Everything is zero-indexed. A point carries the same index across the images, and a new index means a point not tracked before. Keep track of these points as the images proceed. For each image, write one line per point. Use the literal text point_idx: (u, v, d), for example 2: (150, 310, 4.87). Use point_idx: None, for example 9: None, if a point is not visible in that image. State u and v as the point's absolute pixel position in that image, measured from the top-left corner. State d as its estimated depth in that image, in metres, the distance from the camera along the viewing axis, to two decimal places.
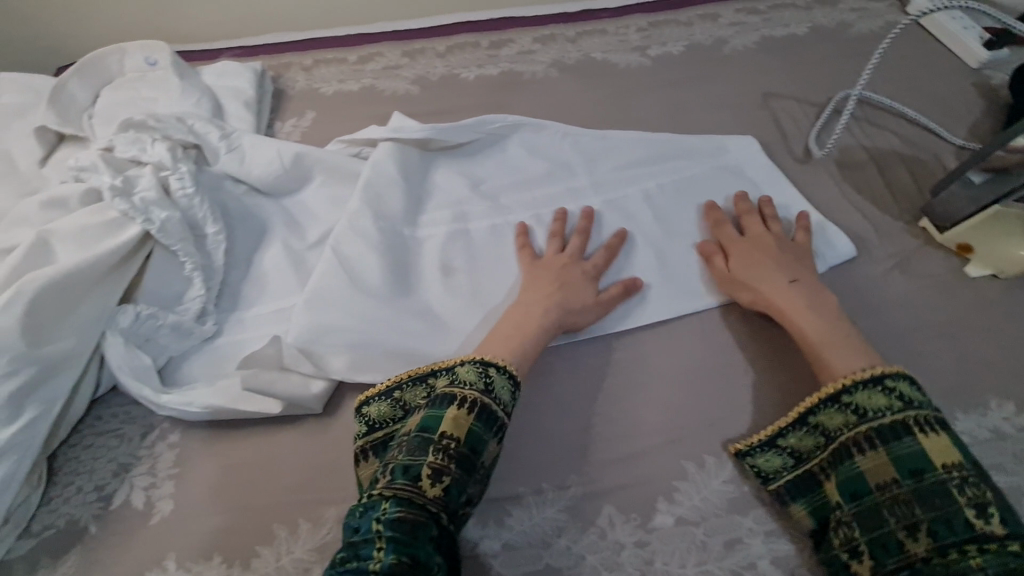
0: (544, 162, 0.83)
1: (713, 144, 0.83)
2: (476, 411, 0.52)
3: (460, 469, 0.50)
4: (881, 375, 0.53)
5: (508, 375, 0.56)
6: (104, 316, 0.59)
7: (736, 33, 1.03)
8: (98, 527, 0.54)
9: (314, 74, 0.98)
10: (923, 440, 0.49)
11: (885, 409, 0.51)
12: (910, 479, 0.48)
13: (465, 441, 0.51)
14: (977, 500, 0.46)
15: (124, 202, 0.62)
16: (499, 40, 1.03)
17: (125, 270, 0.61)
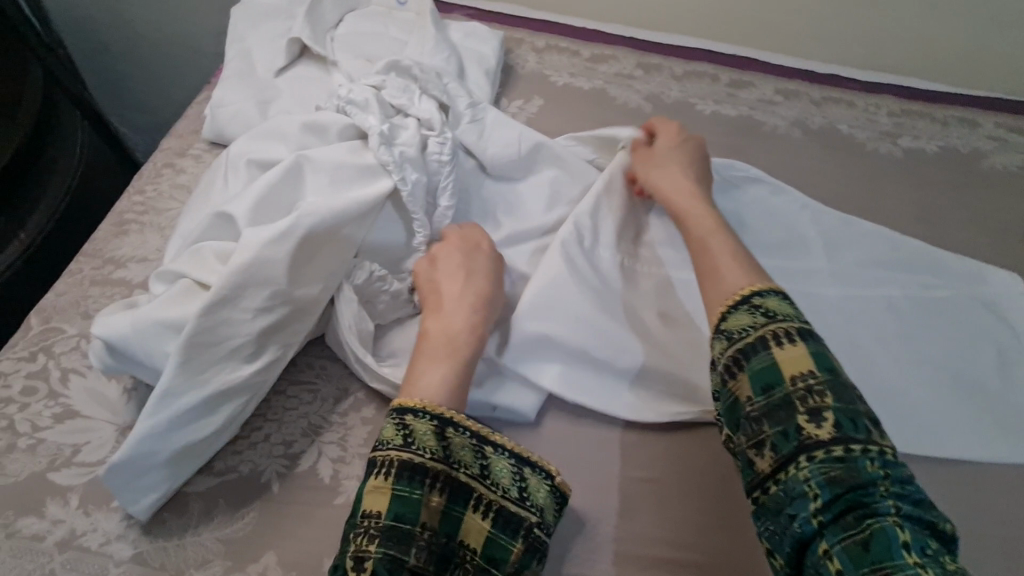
0: (781, 230, 0.75)
1: (972, 271, 0.74)
2: (389, 475, 0.43)
3: (388, 546, 0.41)
4: (751, 294, 0.51)
5: (432, 417, 0.46)
6: (345, 269, 0.53)
7: (997, 150, 0.93)
8: (280, 487, 0.49)
9: (545, 59, 0.93)
10: (776, 352, 0.48)
11: (749, 326, 0.50)
12: (761, 395, 0.47)
13: (385, 514, 0.42)
14: (814, 408, 0.45)
15: (386, 151, 0.56)
16: (739, 80, 0.96)
17: (365, 227, 0.54)
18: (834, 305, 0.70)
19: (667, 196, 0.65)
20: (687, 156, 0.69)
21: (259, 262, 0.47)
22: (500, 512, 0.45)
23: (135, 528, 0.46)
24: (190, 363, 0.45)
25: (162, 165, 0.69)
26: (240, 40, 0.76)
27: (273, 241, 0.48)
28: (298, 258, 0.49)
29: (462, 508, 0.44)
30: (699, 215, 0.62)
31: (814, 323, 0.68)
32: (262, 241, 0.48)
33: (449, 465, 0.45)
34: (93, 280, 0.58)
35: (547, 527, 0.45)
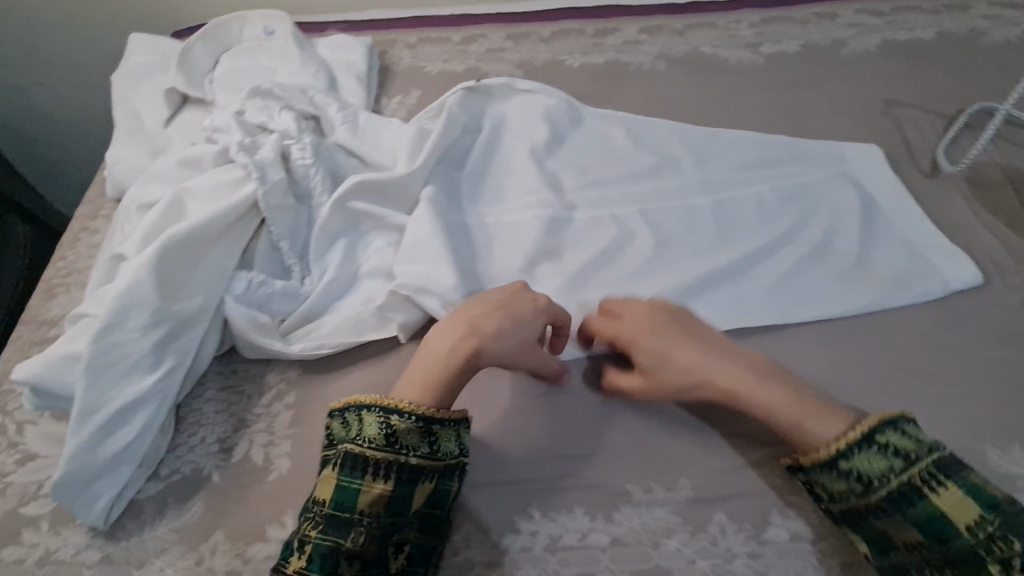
0: (647, 153, 0.82)
1: (830, 152, 0.80)
2: (337, 468, 0.50)
3: (325, 530, 0.49)
4: (870, 432, 0.50)
5: (380, 413, 0.52)
6: (223, 281, 0.60)
7: (856, 35, 0.98)
8: (220, 477, 0.56)
9: (419, 52, 0.99)
10: (936, 498, 0.47)
11: (887, 472, 0.49)
12: (936, 545, 0.47)
13: (330, 504, 0.49)
14: (1001, 556, 0.44)
15: (245, 159, 0.64)
16: (604, 29, 1.01)
17: (237, 237, 0.62)
18: (700, 209, 0.75)
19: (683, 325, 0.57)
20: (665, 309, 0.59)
21: (135, 288, 0.55)
22: (434, 480, 0.51)
23: (99, 536, 0.53)
24: (96, 384, 0.53)
25: (78, 230, 0.76)
26: (126, 102, 0.82)
27: (145, 263, 0.55)
28: (167, 277, 0.57)
29: (406, 489, 0.50)
30: (757, 391, 0.53)
31: (680, 227, 0.74)
32: (136, 269, 0.55)
33: (395, 452, 0.50)
34: (31, 341, 0.65)
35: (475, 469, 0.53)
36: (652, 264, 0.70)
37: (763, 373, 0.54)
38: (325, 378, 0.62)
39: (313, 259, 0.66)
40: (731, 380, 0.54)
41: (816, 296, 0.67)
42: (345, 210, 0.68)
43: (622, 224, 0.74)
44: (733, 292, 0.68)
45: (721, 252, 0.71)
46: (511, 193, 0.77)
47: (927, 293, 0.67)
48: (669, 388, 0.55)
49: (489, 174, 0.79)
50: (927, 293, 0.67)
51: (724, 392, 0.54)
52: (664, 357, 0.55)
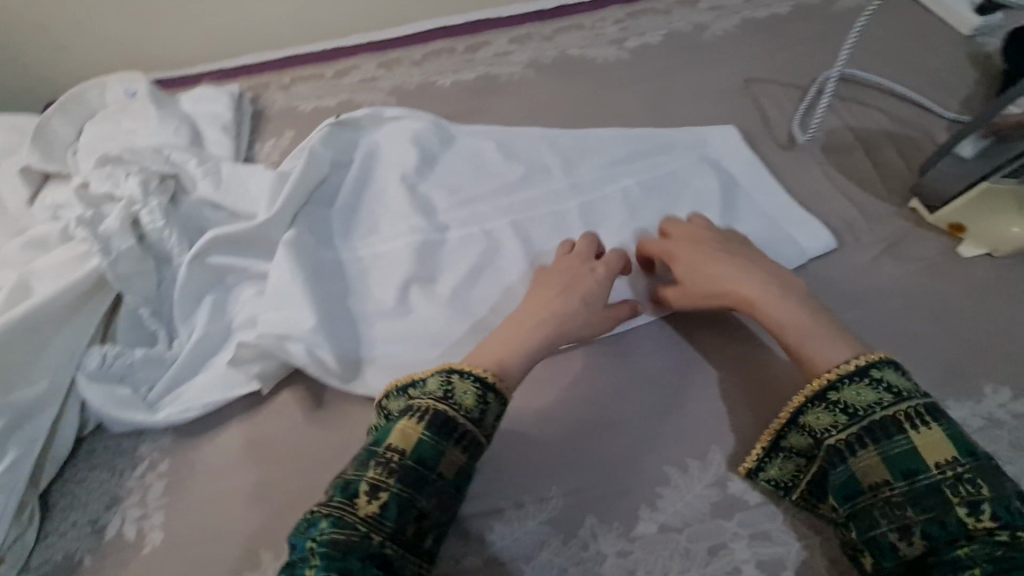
0: (517, 163, 0.83)
1: (690, 139, 0.82)
2: (425, 421, 0.52)
3: (402, 484, 0.49)
4: (867, 367, 0.51)
5: (474, 379, 0.54)
6: (75, 360, 0.60)
7: (716, 18, 1.00)
8: (92, 559, 0.55)
9: (292, 91, 0.98)
10: (914, 437, 0.48)
11: (875, 405, 0.50)
12: (901, 480, 0.47)
13: (409, 454, 0.50)
14: (973, 499, 0.44)
15: (87, 232, 0.63)
16: (474, 44, 1.02)
17: (83, 313, 0.62)
18: (569, 213, 0.77)
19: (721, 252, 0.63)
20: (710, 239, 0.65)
21: None
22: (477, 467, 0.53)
23: None
24: None
25: None
26: None
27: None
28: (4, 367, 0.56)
29: (472, 463, 0.52)
30: (777, 298, 0.58)
31: (549, 236, 0.75)
32: None
33: (471, 422, 0.53)
34: None
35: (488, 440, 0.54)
36: (521, 274, 0.71)
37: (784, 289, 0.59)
38: (199, 440, 0.62)
39: (178, 321, 0.66)
40: (754, 289, 0.60)
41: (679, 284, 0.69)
42: (206, 267, 0.68)
43: (492, 238, 0.75)
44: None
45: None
46: (383, 223, 0.78)
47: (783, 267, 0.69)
48: (696, 299, 0.62)
49: (362, 206, 0.80)
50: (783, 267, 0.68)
51: (742, 300, 0.60)
52: (692, 274, 0.63)
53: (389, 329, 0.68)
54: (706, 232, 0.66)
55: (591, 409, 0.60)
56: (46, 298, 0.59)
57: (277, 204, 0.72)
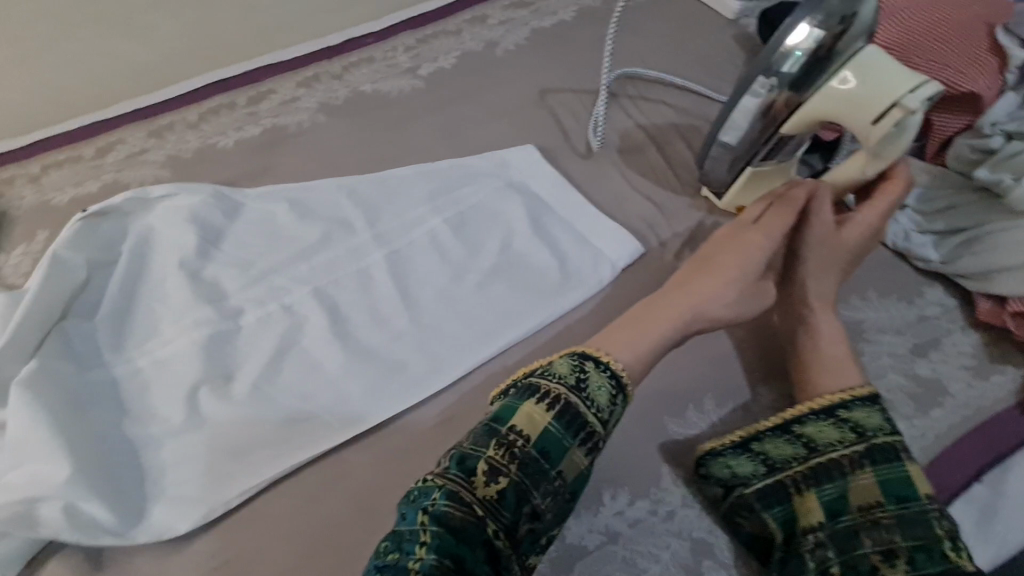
0: (314, 222, 0.76)
1: (492, 164, 0.80)
2: (555, 411, 0.48)
3: (522, 474, 0.46)
4: (870, 396, 0.53)
5: (609, 374, 0.52)
6: None
7: (506, 32, 0.99)
8: None
9: (45, 184, 0.84)
10: (851, 480, 0.49)
11: (836, 442, 0.51)
12: (829, 522, 0.49)
13: (533, 442, 0.47)
14: (890, 548, 0.46)
15: None
16: (258, 94, 0.93)
17: None
18: (374, 268, 0.71)
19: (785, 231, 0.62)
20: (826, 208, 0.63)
21: None
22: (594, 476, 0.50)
23: None
24: None
25: None
26: None
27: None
28: None
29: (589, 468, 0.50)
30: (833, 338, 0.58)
31: (354, 298, 0.69)
32: None
33: (597, 419, 0.50)
34: None
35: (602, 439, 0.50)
36: (328, 348, 0.65)
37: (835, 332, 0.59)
38: None
39: None
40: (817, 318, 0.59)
41: (493, 324, 0.66)
42: None
43: (293, 314, 0.68)
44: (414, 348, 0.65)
45: (397, 308, 0.67)
46: (163, 322, 0.68)
47: (589, 289, 0.68)
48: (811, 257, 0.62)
49: (137, 307, 0.69)
50: (589, 289, 0.68)
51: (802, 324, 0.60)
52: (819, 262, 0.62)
53: (173, 456, 0.58)
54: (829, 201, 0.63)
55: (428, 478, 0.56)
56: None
57: (12, 327, 0.60)
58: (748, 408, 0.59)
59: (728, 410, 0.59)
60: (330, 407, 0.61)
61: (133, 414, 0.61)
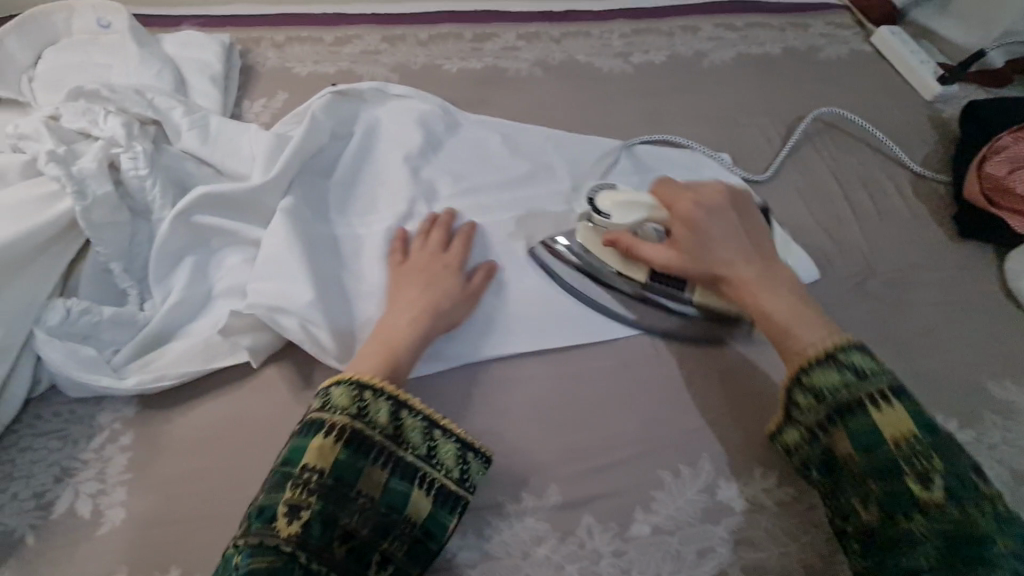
0: (522, 159, 0.82)
1: (689, 159, 0.86)
2: (341, 442, 0.49)
3: (323, 503, 0.47)
4: (835, 350, 0.53)
5: (389, 398, 0.53)
6: (32, 312, 0.53)
7: (716, 47, 1.05)
8: (35, 538, 0.49)
9: (286, 52, 0.92)
10: (876, 414, 0.49)
11: (840, 385, 0.51)
12: (862, 454, 0.49)
13: (328, 474, 0.48)
14: (924, 471, 0.46)
15: (58, 170, 0.56)
16: (483, 33, 1.01)
17: (53, 261, 0.55)
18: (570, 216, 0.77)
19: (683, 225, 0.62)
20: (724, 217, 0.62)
21: None
22: (441, 489, 0.52)
23: None
24: None
25: None
26: None
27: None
28: None
29: (439, 511, 0.51)
30: (767, 292, 0.58)
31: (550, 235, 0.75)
32: None
33: (399, 448, 0.52)
34: None
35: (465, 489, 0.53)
36: (524, 269, 0.71)
37: (774, 282, 0.58)
38: (170, 414, 0.56)
39: (154, 280, 0.60)
40: (746, 275, 0.59)
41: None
42: (192, 226, 0.62)
43: (495, 232, 0.74)
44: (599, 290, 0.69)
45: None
46: (381, 203, 0.75)
47: None
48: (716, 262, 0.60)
49: (359, 183, 0.76)
50: None
51: (738, 289, 0.59)
52: (706, 243, 0.60)
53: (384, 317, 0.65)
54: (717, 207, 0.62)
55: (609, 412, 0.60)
56: (5, 239, 0.52)
57: (274, 168, 0.67)
58: None
59: None
60: (521, 319, 0.66)
61: (340, 270, 0.67)
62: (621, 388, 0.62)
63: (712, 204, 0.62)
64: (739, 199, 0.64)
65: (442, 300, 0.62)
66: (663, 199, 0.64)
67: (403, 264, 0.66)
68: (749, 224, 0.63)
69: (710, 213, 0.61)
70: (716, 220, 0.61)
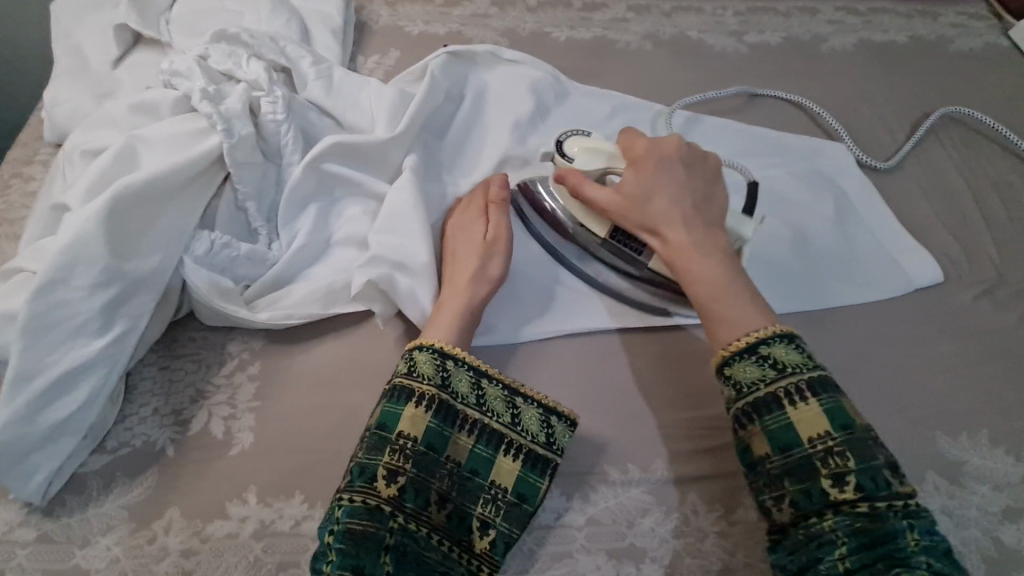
0: (630, 136, 0.81)
1: (806, 146, 0.82)
2: (431, 410, 0.51)
3: (417, 469, 0.50)
4: (757, 342, 0.50)
5: (469, 367, 0.54)
6: (183, 241, 0.55)
7: (836, 32, 0.99)
8: (176, 450, 0.52)
9: (398, 10, 0.93)
10: (791, 411, 0.48)
11: (759, 380, 0.49)
12: (779, 454, 0.47)
13: (421, 440, 0.50)
14: (839, 471, 0.46)
15: (210, 107, 0.58)
16: (592, 3, 0.98)
17: (203, 193, 0.57)
18: None
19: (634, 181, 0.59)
20: (670, 175, 0.58)
21: (78, 243, 0.50)
22: (530, 454, 0.52)
23: (37, 512, 0.49)
24: (32, 344, 0.48)
25: (9, 176, 0.68)
26: (68, 38, 0.74)
27: (92, 216, 0.50)
28: (118, 233, 0.52)
29: (533, 475, 0.52)
30: (699, 261, 0.55)
31: None
32: (80, 220, 0.50)
33: (482, 413, 0.53)
34: None
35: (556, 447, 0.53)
36: None
37: (704, 248, 0.56)
38: (293, 351, 0.59)
39: (285, 223, 0.62)
40: (677, 236, 0.56)
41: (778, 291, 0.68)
42: (321, 173, 0.64)
43: None
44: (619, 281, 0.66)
45: None
46: (492, 165, 0.74)
47: (879, 293, 0.69)
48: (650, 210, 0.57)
49: (469, 146, 0.76)
50: (879, 293, 0.69)
51: (668, 250, 0.56)
52: (647, 190, 0.58)
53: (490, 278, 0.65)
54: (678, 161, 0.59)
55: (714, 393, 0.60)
56: (165, 169, 0.54)
57: (398, 125, 0.68)
58: (1020, 458, 0.60)
59: (998, 453, 0.60)
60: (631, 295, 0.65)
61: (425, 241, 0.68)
62: None
63: (664, 156, 0.60)
64: (693, 155, 0.61)
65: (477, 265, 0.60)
66: (624, 147, 0.63)
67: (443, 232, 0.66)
68: (696, 183, 0.59)
69: (658, 164, 0.59)
70: (662, 179, 0.58)
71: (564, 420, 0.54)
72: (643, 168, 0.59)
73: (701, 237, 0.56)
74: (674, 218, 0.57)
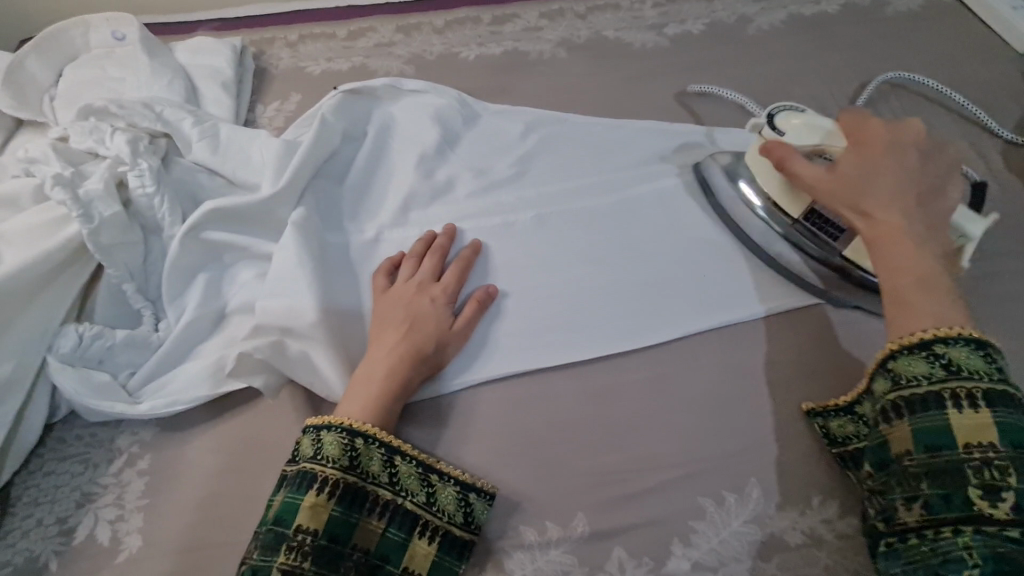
0: (548, 151, 0.76)
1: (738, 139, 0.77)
2: (335, 497, 0.47)
3: (318, 566, 0.45)
4: (935, 339, 0.46)
5: (381, 446, 0.50)
6: (47, 340, 0.53)
7: (762, 10, 0.94)
8: (58, 565, 0.49)
9: (300, 51, 0.89)
10: (952, 414, 0.44)
11: (924, 377, 0.46)
12: (923, 453, 0.44)
13: (322, 533, 0.46)
14: (991, 484, 0.42)
15: (63, 193, 0.55)
16: (502, 15, 0.94)
17: (64, 286, 0.55)
18: (602, 211, 0.70)
19: (864, 151, 0.56)
20: (906, 158, 0.55)
21: None
22: (446, 535, 0.49)
23: None
24: None
25: None
26: None
27: None
28: None
29: (448, 557, 0.48)
30: (908, 246, 0.51)
31: (578, 233, 0.68)
32: None
33: (396, 493, 0.49)
34: None
35: (472, 524, 0.50)
36: (550, 275, 0.65)
37: (924, 239, 0.51)
38: (185, 436, 0.55)
39: (167, 299, 0.59)
40: (894, 215, 0.52)
41: (698, 303, 0.63)
42: (201, 241, 0.60)
43: (515, 233, 0.68)
44: (704, 252, 0.66)
45: (603, 258, 0.66)
46: (397, 205, 0.70)
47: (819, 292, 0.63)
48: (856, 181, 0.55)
49: (373, 187, 0.72)
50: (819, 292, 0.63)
51: (872, 232, 0.53)
52: (865, 172, 0.55)
53: None
54: (918, 155, 0.56)
55: (638, 431, 0.55)
56: (13, 268, 0.51)
57: (283, 179, 0.64)
58: None
59: None
60: (548, 329, 0.61)
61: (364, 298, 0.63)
62: (655, 407, 0.56)
63: (902, 140, 0.56)
64: (930, 148, 0.57)
65: (427, 344, 0.56)
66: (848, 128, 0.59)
67: (386, 290, 0.60)
68: (928, 176, 0.55)
69: (891, 149, 0.55)
70: (892, 159, 0.55)
71: (481, 493, 0.51)
72: (869, 152, 0.56)
73: (921, 219, 0.53)
74: (903, 195, 0.53)
